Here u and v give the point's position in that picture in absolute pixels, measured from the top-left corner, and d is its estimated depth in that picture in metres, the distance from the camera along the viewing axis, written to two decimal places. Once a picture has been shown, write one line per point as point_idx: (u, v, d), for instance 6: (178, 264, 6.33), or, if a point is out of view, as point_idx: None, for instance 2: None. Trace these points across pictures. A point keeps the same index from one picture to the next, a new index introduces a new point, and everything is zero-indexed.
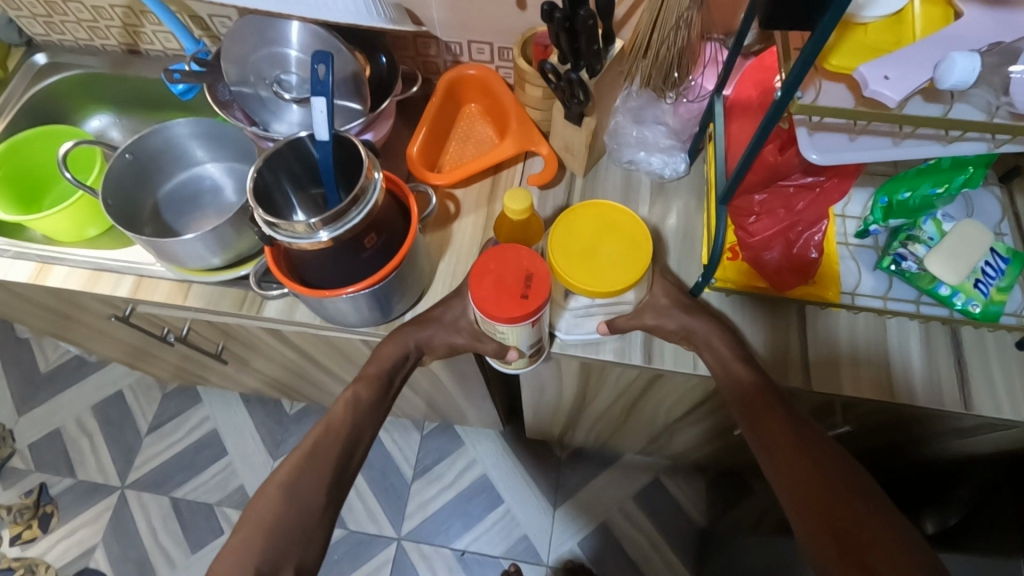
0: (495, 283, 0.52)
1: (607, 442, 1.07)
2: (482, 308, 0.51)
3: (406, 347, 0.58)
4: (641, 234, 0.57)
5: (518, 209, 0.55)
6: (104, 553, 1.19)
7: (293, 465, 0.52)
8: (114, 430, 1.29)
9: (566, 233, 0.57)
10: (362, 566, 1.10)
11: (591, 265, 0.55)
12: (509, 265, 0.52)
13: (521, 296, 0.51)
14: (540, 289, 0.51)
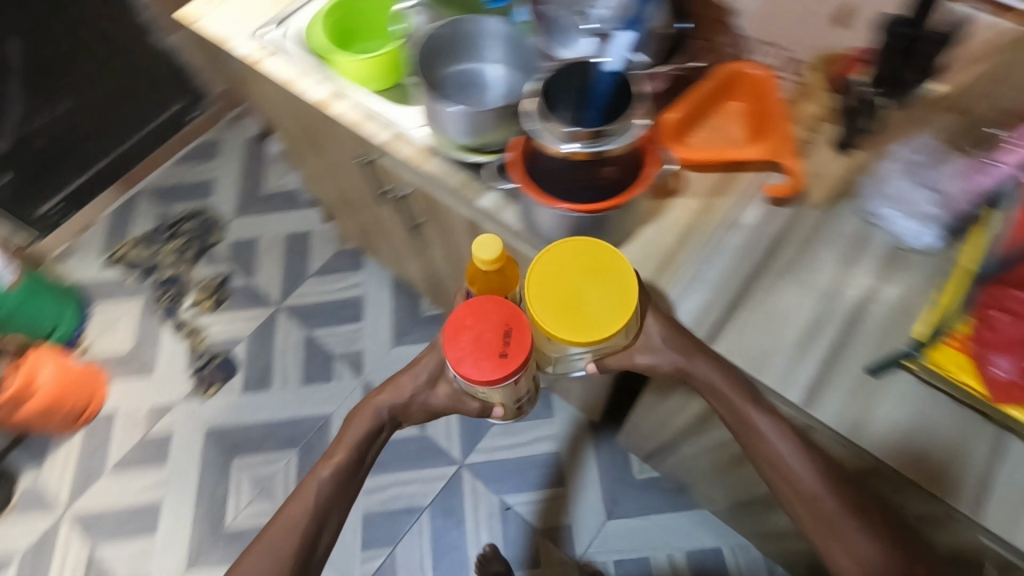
0: (474, 341, 0.54)
1: (688, 485, 1.06)
2: (465, 373, 0.53)
3: (377, 412, 0.65)
4: (632, 287, 0.56)
5: (487, 258, 0.58)
6: (243, 350, 1.41)
7: (256, 551, 0.59)
8: (292, 260, 1.51)
9: (544, 284, 0.56)
10: (421, 469, 1.22)
11: (581, 322, 0.55)
12: (486, 323, 0.55)
13: (501, 355, 0.54)
14: (518, 345, 0.53)
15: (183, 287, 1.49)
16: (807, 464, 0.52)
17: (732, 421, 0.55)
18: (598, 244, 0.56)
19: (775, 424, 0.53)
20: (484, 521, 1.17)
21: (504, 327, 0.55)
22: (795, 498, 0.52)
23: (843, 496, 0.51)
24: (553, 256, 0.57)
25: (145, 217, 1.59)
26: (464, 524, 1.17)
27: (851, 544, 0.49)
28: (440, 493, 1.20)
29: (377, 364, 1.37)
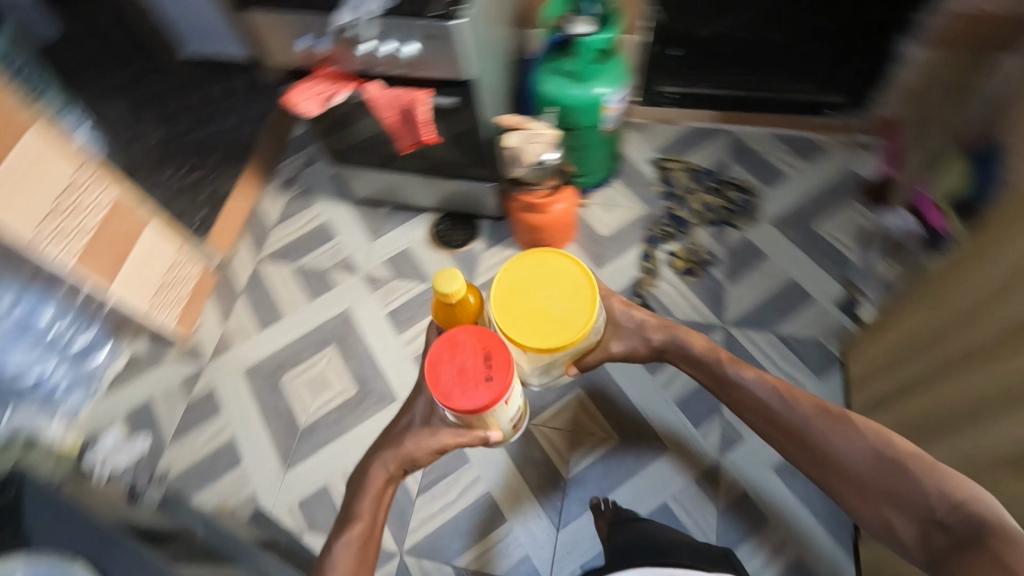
0: (457, 372, 0.81)
1: None
2: (456, 399, 0.80)
3: (382, 473, 0.87)
4: (582, 287, 0.92)
5: (450, 290, 0.85)
6: None
7: None
8: (777, 304, 1.36)
9: (513, 307, 0.90)
10: None
11: (558, 324, 0.89)
12: (463, 353, 0.82)
13: (485, 376, 0.81)
14: (497, 362, 0.82)
15: (680, 232, 1.46)
16: (807, 418, 0.86)
17: (777, 410, 0.90)
18: (546, 256, 0.94)
19: (782, 398, 0.90)
20: None
21: (484, 353, 0.83)
22: (800, 452, 0.87)
23: (832, 428, 0.84)
24: (516, 274, 0.92)
25: (709, 151, 1.56)
26: None
27: (841, 458, 0.81)
28: None
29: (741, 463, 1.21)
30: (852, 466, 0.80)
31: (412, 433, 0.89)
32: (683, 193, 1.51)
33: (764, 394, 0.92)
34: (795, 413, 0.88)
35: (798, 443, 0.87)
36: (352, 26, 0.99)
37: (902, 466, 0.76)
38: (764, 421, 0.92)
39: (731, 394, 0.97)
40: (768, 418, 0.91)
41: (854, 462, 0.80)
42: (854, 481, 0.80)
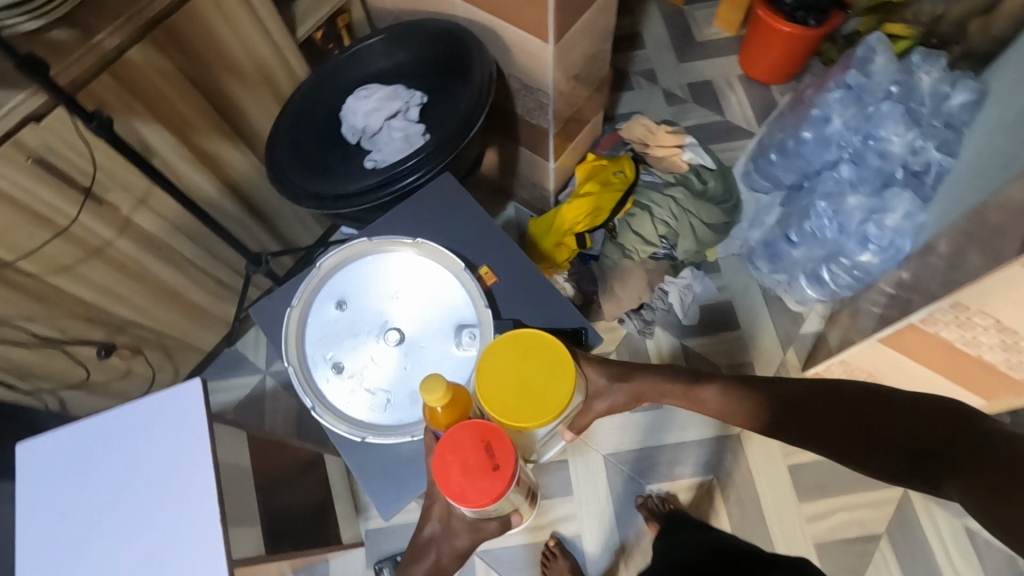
0: (464, 469, 0.59)
1: None
2: (468, 497, 0.59)
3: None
4: (559, 350, 0.65)
5: (433, 395, 0.60)
6: None
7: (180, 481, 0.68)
8: None
9: (497, 386, 0.64)
10: None
11: (541, 401, 0.63)
12: (463, 451, 0.59)
13: (490, 468, 0.59)
14: (501, 454, 0.59)
15: None
16: (760, 406, 0.71)
17: (731, 408, 0.74)
18: (521, 330, 0.66)
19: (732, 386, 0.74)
20: None
21: (481, 442, 0.59)
22: (777, 430, 0.70)
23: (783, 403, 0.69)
24: (490, 361, 0.65)
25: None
26: None
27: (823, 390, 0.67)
28: None
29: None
30: (800, 426, 0.67)
31: (441, 543, 0.68)
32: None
33: (721, 394, 0.74)
34: (750, 399, 0.72)
35: (772, 425, 0.70)
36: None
37: (871, 409, 0.62)
38: (740, 420, 0.74)
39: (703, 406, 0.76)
40: (746, 416, 0.73)
41: (803, 392, 0.69)
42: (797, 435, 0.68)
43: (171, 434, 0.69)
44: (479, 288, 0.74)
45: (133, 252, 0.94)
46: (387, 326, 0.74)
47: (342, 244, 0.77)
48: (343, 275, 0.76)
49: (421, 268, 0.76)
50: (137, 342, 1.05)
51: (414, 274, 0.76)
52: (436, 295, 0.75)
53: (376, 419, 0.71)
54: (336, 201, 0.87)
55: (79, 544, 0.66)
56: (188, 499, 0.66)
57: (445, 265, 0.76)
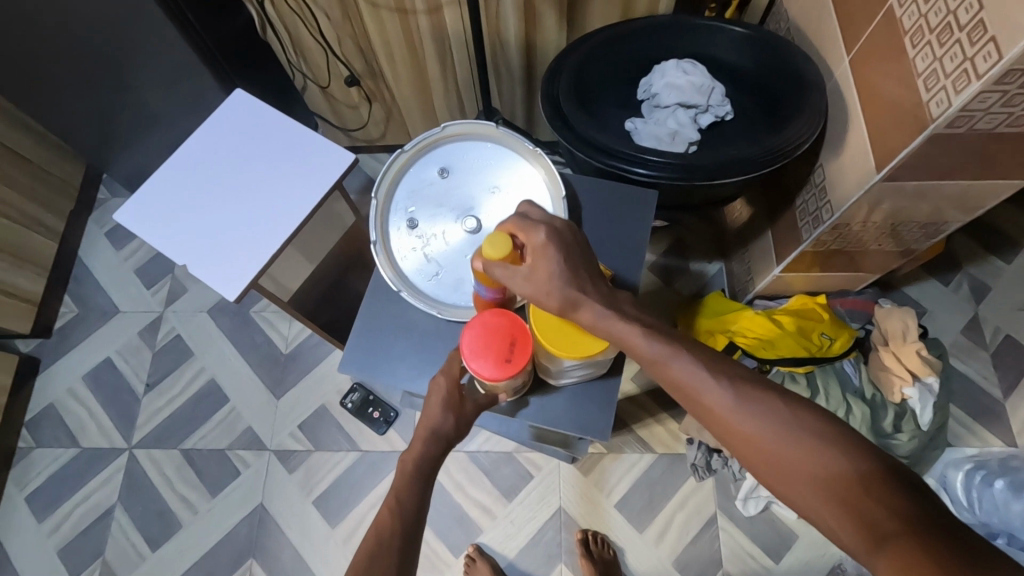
0: (484, 348, 0.61)
1: (42, 268, 1.29)
2: (477, 373, 0.61)
3: (434, 447, 0.59)
4: None
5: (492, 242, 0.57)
6: None
7: (281, 196, 0.78)
8: None
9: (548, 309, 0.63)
10: (146, 478, 1.21)
11: (580, 340, 0.62)
12: (490, 335, 0.61)
13: (506, 360, 0.61)
14: (521, 353, 0.61)
15: None
16: (778, 443, 0.45)
17: (775, 445, 0.45)
18: None
19: (789, 405, 0.47)
20: (161, 399, 1.27)
21: (508, 337, 0.62)
22: (839, 512, 0.41)
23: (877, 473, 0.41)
24: None
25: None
26: (173, 416, 1.26)
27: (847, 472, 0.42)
28: (156, 454, 1.23)
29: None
30: (890, 524, 0.39)
31: (463, 411, 0.63)
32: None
33: (769, 415, 0.47)
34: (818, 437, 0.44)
35: (829, 500, 0.42)
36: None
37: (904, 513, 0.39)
38: (777, 477, 0.46)
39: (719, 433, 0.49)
40: (785, 473, 0.45)
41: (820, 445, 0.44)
42: (874, 538, 0.39)
43: (307, 168, 0.80)
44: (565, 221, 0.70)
45: (424, 30, 1.02)
46: (472, 211, 0.72)
47: (484, 123, 0.75)
48: (462, 149, 0.75)
49: (535, 175, 0.73)
50: (376, 91, 1.18)
51: (523, 180, 0.73)
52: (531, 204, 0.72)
53: (418, 284, 0.70)
54: (556, 121, 0.84)
55: (202, 176, 0.80)
56: (276, 213, 0.77)
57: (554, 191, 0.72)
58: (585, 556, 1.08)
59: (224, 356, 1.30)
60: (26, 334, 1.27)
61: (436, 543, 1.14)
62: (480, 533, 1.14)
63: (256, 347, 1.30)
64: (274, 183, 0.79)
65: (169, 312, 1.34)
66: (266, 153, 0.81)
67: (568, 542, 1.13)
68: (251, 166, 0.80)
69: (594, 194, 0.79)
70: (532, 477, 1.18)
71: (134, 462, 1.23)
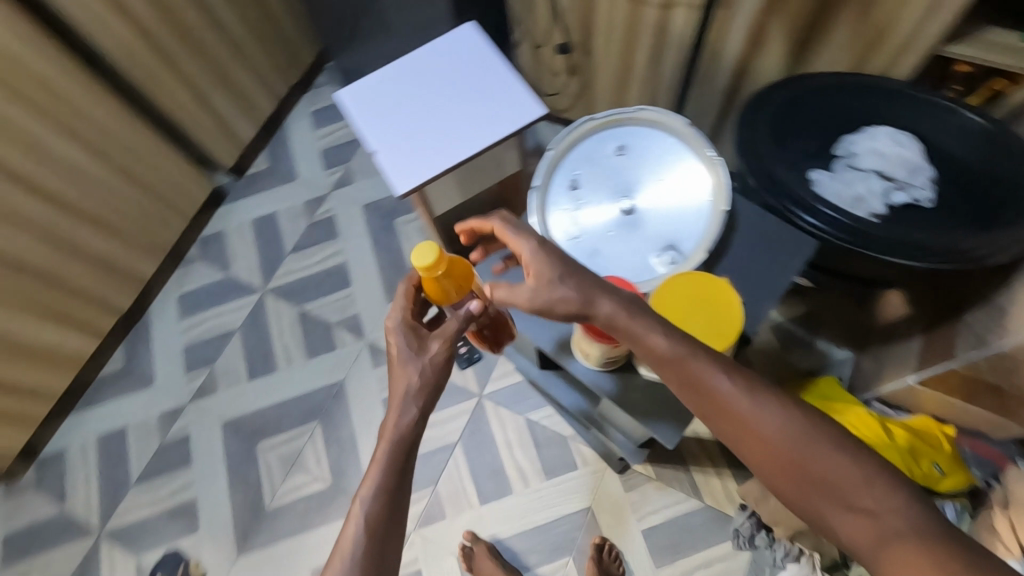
0: (597, 301, 0.64)
1: (258, 119, 1.52)
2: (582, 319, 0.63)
3: (418, 409, 0.62)
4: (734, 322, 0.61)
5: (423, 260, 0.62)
6: (156, 557, 1.22)
7: (471, 121, 0.85)
8: (45, 537, 1.25)
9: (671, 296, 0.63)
10: (267, 318, 1.40)
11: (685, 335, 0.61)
12: (608, 295, 0.64)
13: (612, 320, 0.62)
14: (628, 321, 0.62)
15: None
16: (795, 454, 0.54)
17: (790, 449, 0.55)
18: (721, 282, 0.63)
19: (800, 411, 0.56)
20: (301, 261, 1.46)
21: (624, 305, 0.63)
22: (844, 513, 0.53)
23: (877, 477, 0.52)
24: (682, 283, 0.64)
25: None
26: (304, 278, 1.44)
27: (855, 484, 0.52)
28: (281, 302, 1.42)
29: (169, 385, 1.36)
30: (889, 525, 0.50)
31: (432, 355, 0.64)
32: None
33: (782, 423, 0.56)
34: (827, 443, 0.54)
35: (835, 503, 0.53)
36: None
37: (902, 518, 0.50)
38: (786, 480, 0.55)
39: (729, 431, 0.57)
40: (795, 477, 0.54)
41: (834, 459, 0.53)
42: (879, 537, 0.51)
43: (502, 109, 0.86)
44: (716, 235, 0.68)
45: (650, 22, 1.05)
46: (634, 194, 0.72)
47: (678, 117, 0.74)
48: (647, 133, 0.75)
49: (707, 183, 0.71)
50: (580, 65, 1.24)
51: (693, 183, 0.72)
52: (692, 208, 0.71)
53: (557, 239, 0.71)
54: (742, 147, 0.84)
55: (416, 83, 0.89)
56: (460, 136, 0.84)
57: (718, 204, 0.70)
58: (593, 560, 1.10)
59: (361, 247, 1.45)
60: (227, 168, 1.50)
61: (468, 482, 1.21)
62: (508, 493, 1.19)
63: (388, 251, 1.44)
64: (470, 109, 0.87)
65: (333, 194, 1.52)
66: (473, 82, 0.89)
67: (584, 539, 1.15)
68: (457, 88, 0.88)
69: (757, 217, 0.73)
70: (575, 467, 1.20)
71: (262, 303, 1.42)
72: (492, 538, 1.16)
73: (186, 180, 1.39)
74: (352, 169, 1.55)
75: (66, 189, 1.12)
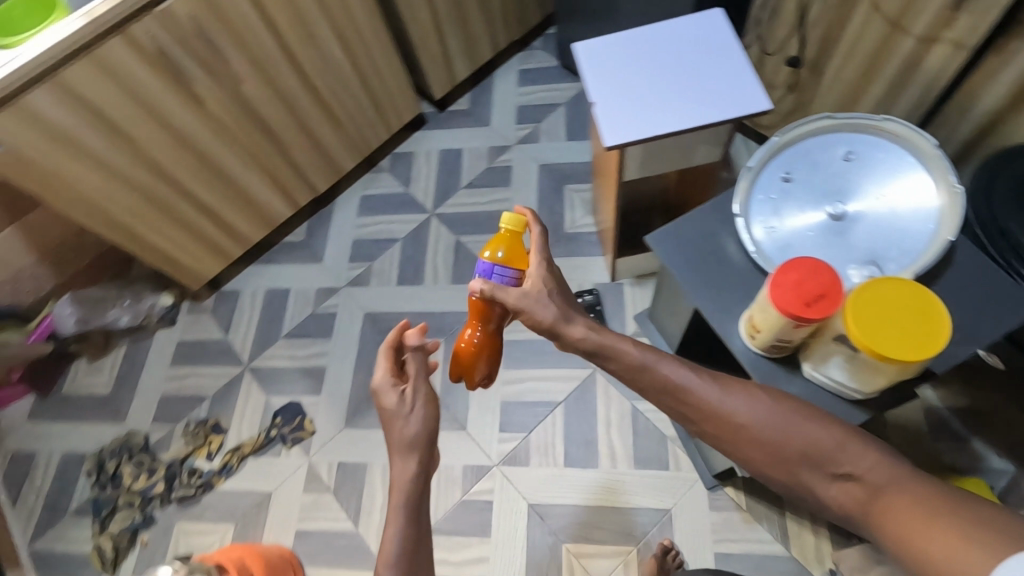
0: (791, 282, 0.56)
1: (475, 63, 1.65)
2: (769, 296, 0.57)
3: (414, 471, 0.70)
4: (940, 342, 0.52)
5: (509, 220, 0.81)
6: (281, 402, 1.39)
7: (692, 99, 0.88)
8: (204, 354, 1.48)
9: (874, 298, 0.54)
10: (428, 237, 1.54)
11: (882, 344, 0.53)
12: (805, 277, 0.55)
13: (806, 305, 0.55)
14: (821, 311, 0.54)
15: (174, 444, 1.38)
16: (772, 437, 0.62)
17: (767, 432, 0.63)
18: (933, 297, 0.53)
19: (766, 399, 0.64)
20: (471, 197, 1.57)
21: (821, 292, 0.55)
22: (828, 479, 0.60)
23: (846, 441, 0.60)
24: (892, 286, 0.54)
25: (74, 511, 1.34)
26: (469, 213, 1.55)
27: (831, 451, 0.60)
28: (444, 227, 1.54)
29: (333, 267, 1.54)
30: (871, 482, 0.57)
31: (404, 435, 0.72)
32: (123, 501, 1.32)
33: (756, 409, 0.64)
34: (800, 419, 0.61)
35: (815, 469, 0.61)
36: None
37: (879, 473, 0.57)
38: (772, 462, 0.63)
39: (713, 428, 0.66)
40: (776, 456, 0.62)
41: (808, 433, 0.61)
42: (866, 494, 0.57)
43: (724, 94, 0.88)
44: (928, 265, 0.65)
45: (901, 54, 1.01)
46: (850, 203, 0.71)
47: (925, 140, 0.71)
48: (883, 149, 0.73)
49: (933, 214, 0.68)
50: (803, 83, 1.21)
51: (918, 211, 0.69)
52: (908, 234, 0.68)
53: (754, 223, 0.72)
54: (974, 195, 0.79)
55: (649, 51, 0.93)
56: (677, 110, 0.88)
57: (941, 237, 0.67)
58: (656, 558, 1.08)
59: (526, 201, 1.54)
60: (436, 98, 1.66)
61: (559, 442, 1.25)
62: (594, 467, 1.22)
63: (550, 212, 1.51)
64: (694, 88, 0.89)
65: (517, 147, 1.62)
66: (706, 65, 0.90)
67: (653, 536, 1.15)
68: (688, 66, 0.91)
69: (976, 266, 0.69)
70: (666, 467, 1.20)
71: (428, 223, 1.56)
72: (566, 500, 1.20)
73: (402, 98, 1.55)
74: (540, 129, 1.63)
75: (318, 74, 1.32)
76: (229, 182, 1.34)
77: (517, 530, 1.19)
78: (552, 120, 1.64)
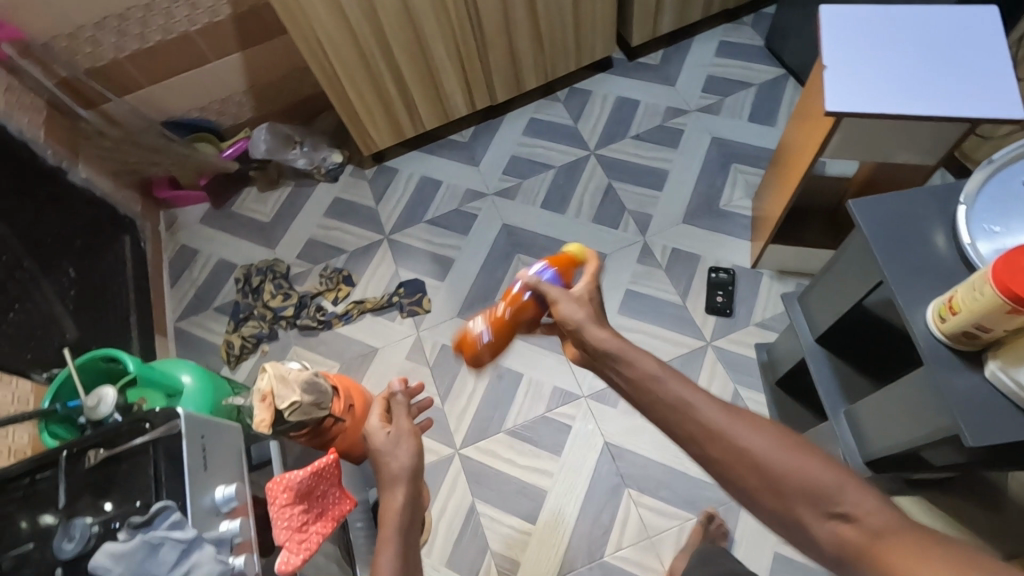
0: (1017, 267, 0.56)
1: (682, 22, 1.63)
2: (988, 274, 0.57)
3: (398, 504, 0.73)
4: None
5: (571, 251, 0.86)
6: (407, 277, 1.50)
7: (933, 89, 0.87)
8: (353, 215, 1.62)
9: None
10: (582, 173, 1.57)
11: None
12: None
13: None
14: None
15: (310, 281, 1.54)
16: (766, 461, 0.53)
17: (761, 457, 0.53)
18: None
19: (764, 426, 0.55)
20: (635, 149, 1.58)
21: None
22: (827, 521, 0.51)
23: (848, 482, 0.51)
24: None
25: (216, 308, 1.54)
26: (628, 163, 1.56)
27: (832, 489, 0.51)
28: (600, 169, 1.57)
29: (486, 174, 1.62)
30: (871, 527, 0.49)
31: (393, 473, 0.76)
32: (257, 313, 1.49)
33: (755, 431, 0.54)
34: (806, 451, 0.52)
35: (812, 509, 0.51)
36: (193, 555, 0.60)
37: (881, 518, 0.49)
38: (760, 490, 0.53)
39: (709, 453, 0.55)
40: (765, 486, 0.53)
41: (804, 466, 0.52)
42: (868, 538, 0.48)
43: (969, 92, 0.86)
44: None
45: None
46: None
47: None
48: None
49: None
50: None
51: None
52: None
53: (977, 216, 0.70)
54: None
55: (898, 33, 0.92)
56: (913, 94, 0.87)
57: None
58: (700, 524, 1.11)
59: (688, 168, 1.53)
60: (632, 45, 1.66)
61: None
62: None
63: (708, 185, 1.49)
64: (937, 79, 0.87)
65: (695, 115, 1.60)
66: (957, 59, 0.89)
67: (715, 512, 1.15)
68: (937, 56, 0.89)
69: None
70: None
71: (586, 160, 1.59)
72: (642, 451, 1.22)
73: (603, 35, 1.57)
74: (724, 104, 1.60)
75: None
76: (428, 64, 1.43)
77: (587, 458, 1.23)
78: (739, 98, 1.60)
